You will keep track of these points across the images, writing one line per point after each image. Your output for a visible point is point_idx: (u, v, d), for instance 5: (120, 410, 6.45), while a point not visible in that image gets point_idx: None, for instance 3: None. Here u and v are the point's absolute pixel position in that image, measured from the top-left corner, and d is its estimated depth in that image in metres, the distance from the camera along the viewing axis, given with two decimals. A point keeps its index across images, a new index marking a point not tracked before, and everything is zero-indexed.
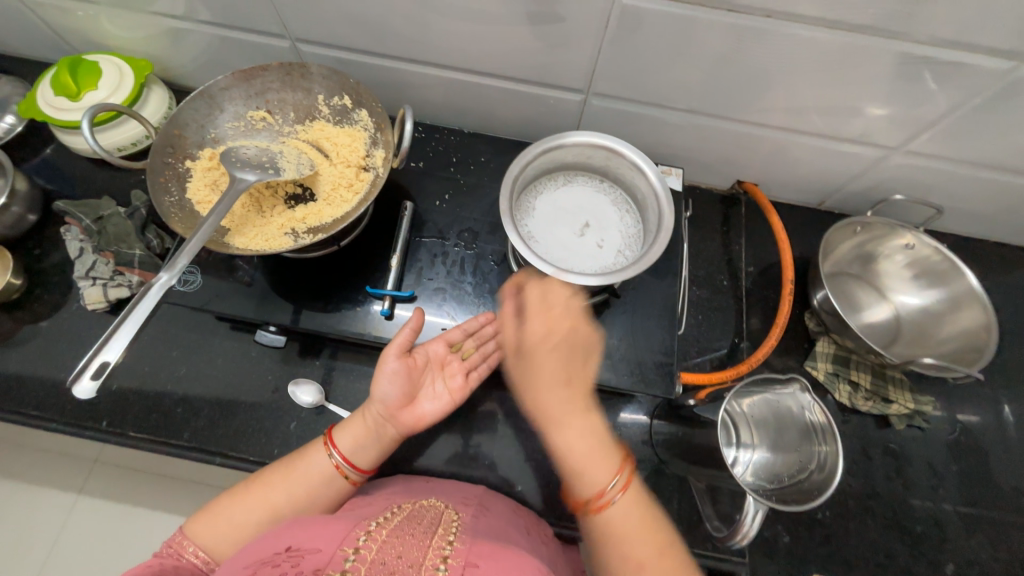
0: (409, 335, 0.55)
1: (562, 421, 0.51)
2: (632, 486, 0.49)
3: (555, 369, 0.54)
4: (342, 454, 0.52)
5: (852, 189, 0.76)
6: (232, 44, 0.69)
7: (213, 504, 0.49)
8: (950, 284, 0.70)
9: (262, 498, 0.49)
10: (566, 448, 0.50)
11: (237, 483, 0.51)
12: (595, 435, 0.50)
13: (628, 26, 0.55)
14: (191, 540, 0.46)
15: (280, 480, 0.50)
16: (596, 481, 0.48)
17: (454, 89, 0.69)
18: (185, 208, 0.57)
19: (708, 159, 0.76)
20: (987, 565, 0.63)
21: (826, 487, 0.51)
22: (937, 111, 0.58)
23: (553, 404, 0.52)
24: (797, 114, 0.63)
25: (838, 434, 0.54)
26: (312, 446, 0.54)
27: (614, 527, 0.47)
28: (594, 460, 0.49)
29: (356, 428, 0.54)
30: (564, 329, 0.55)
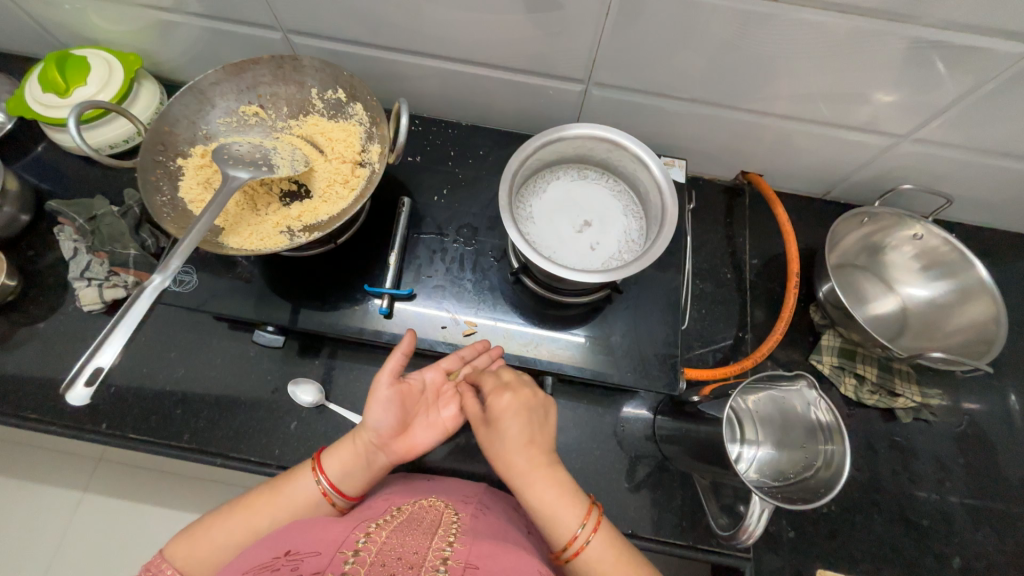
0: (401, 360, 0.53)
1: (532, 479, 0.46)
2: (603, 528, 0.45)
3: (522, 433, 0.48)
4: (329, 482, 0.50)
5: (858, 178, 0.74)
6: (223, 37, 0.67)
7: (195, 524, 0.48)
8: (958, 276, 0.68)
9: (245, 521, 0.48)
10: (534, 502, 0.45)
11: (219, 506, 0.50)
12: (562, 486, 0.46)
13: (629, 13, 0.53)
14: (170, 563, 0.46)
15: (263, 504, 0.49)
16: (564, 531, 0.44)
17: (451, 80, 0.68)
18: (177, 208, 0.55)
19: (711, 149, 0.74)
20: (992, 557, 0.63)
21: (832, 487, 0.51)
22: (949, 98, 0.56)
23: (520, 460, 0.47)
24: (803, 102, 0.62)
25: (846, 434, 0.52)
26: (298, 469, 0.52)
27: (592, 573, 0.43)
28: (561, 512, 0.45)
29: (343, 456, 0.52)
30: (528, 397, 0.50)
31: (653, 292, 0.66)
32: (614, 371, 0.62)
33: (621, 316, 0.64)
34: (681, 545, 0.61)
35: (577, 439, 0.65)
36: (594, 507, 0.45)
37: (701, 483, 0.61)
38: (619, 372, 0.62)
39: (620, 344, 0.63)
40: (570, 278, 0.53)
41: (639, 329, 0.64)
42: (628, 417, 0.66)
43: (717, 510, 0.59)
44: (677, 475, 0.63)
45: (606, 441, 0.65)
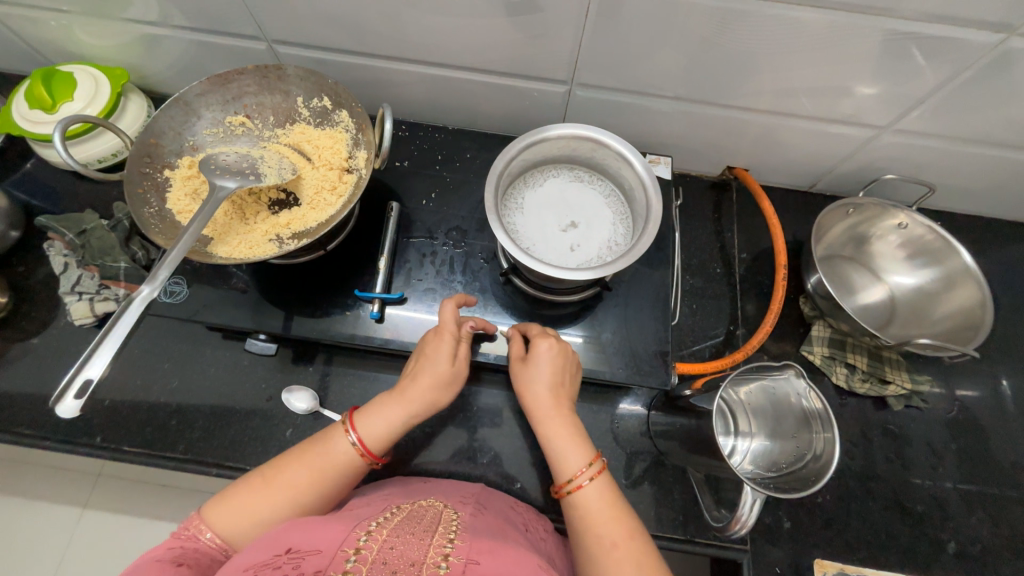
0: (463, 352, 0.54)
1: (556, 417, 0.51)
2: (604, 477, 0.49)
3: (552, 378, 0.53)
4: (376, 455, 0.51)
5: (842, 170, 0.75)
6: (209, 49, 0.68)
7: (229, 491, 0.47)
8: (943, 263, 0.69)
9: (282, 493, 0.47)
10: (549, 437, 0.51)
11: (252, 472, 0.49)
12: (571, 430, 0.51)
13: (609, 14, 0.54)
14: (210, 527, 0.45)
15: (304, 476, 0.48)
16: (572, 464, 0.49)
17: (436, 85, 0.68)
18: (166, 219, 0.56)
19: (696, 146, 0.75)
20: (988, 541, 0.63)
21: (822, 475, 0.51)
22: (926, 88, 0.57)
23: (543, 400, 0.52)
24: (785, 97, 0.62)
25: (836, 421, 0.53)
26: (335, 437, 0.51)
27: (586, 511, 0.47)
28: (569, 449, 0.50)
29: (389, 431, 0.51)
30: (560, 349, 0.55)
31: (643, 288, 0.66)
32: (605, 368, 0.62)
33: (612, 313, 0.65)
34: (678, 539, 0.61)
35: None
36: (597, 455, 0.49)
37: (696, 476, 0.62)
38: (611, 369, 0.62)
39: (611, 341, 0.63)
40: (559, 275, 0.54)
41: (629, 325, 0.64)
42: (622, 413, 0.66)
43: (711, 501, 0.60)
44: (673, 470, 0.64)
45: (602, 438, 0.65)
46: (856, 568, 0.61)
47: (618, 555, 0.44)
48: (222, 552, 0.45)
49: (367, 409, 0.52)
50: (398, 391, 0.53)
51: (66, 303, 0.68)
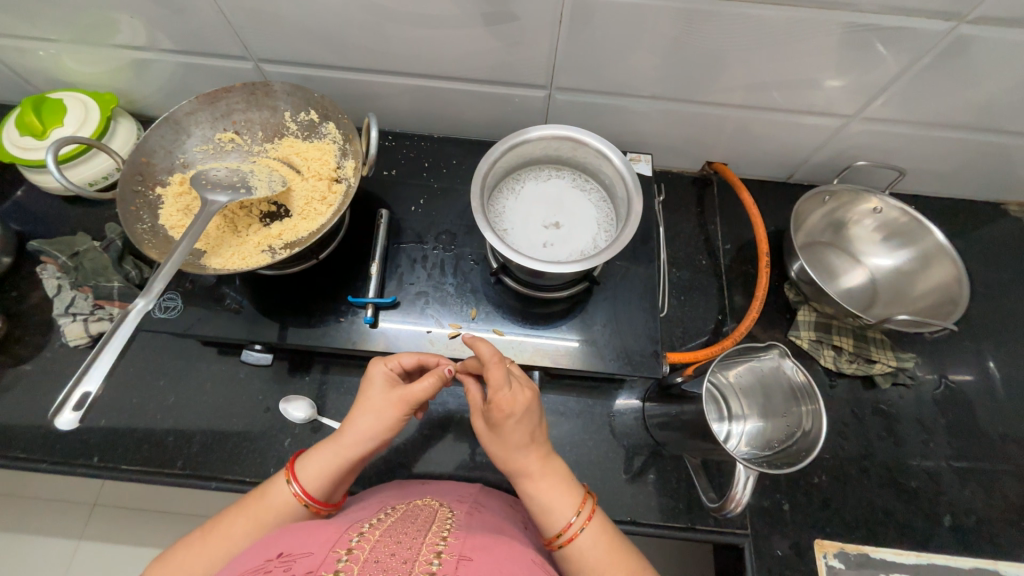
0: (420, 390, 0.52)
1: (531, 474, 0.47)
2: (597, 520, 0.47)
3: (514, 437, 0.47)
4: (319, 500, 0.49)
5: (816, 160, 0.78)
6: (196, 70, 0.69)
7: (172, 548, 0.46)
8: (918, 243, 0.71)
9: (220, 548, 0.45)
10: (531, 493, 0.47)
11: (191, 532, 0.47)
12: (556, 481, 0.48)
13: (582, 20, 0.56)
14: None
15: (244, 527, 0.47)
16: (559, 518, 0.46)
17: (419, 95, 0.70)
18: (159, 235, 0.57)
19: (675, 143, 0.77)
20: (983, 513, 0.64)
21: (809, 452, 0.52)
22: (887, 76, 0.60)
23: (522, 459, 0.48)
24: (756, 91, 0.65)
25: (819, 393, 0.55)
26: (274, 486, 0.49)
27: (583, 560, 0.45)
28: (558, 499, 0.47)
29: (330, 473, 0.50)
30: (524, 395, 0.48)
31: (630, 282, 0.67)
32: (598, 361, 0.63)
33: (601, 307, 0.66)
34: (680, 527, 0.61)
35: (571, 432, 0.66)
36: (587, 497, 0.47)
37: (692, 462, 0.62)
38: (603, 362, 0.63)
39: (602, 334, 0.64)
40: (546, 270, 0.55)
41: (619, 318, 0.65)
42: (619, 407, 0.67)
43: (706, 485, 0.60)
44: (669, 459, 0.64)
45: (598, 432, 0.66)
46: (855, 546, 0.62)
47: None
48: None
49: (308, 455, 0.51)
50: (341, 435, 0.51)
51: (59, 325, 0.68)
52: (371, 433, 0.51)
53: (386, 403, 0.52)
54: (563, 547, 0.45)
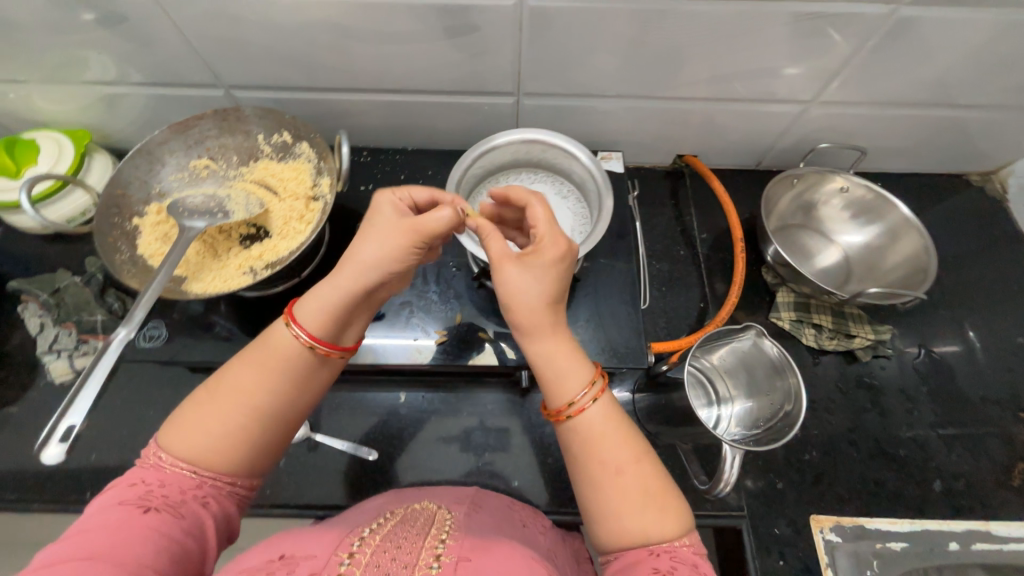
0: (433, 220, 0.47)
1: (544, 335, 0.45)
2: (605, 397, 0.44)
3: (541, 289, 0.45)
4: (330, 342, 0.46)
5: (782, 146, 0.80)
6: (169, 102, 0.70)
7: (181, 413, 0.42)
8: (885, 217, 0.74)
9: (239, 401, 0.42)
10: (541, 358, 0.45)
11: (196, 390, 0.43)
12: (566, 354, 0.45)
13: (541, 26, 0.58)
14: (169, 451, 0.40)
15: (253, 377, 0.43)
16: (568, 389, 0.43)
17: (391, 110, 0.72)
18: (138, 264, 0.57)
19: (645, 140, 0.79)
20: (971, 475, 0.66)
21: (792, 426, 0.54)
22: (838, 61, 0.63)
23: (539, 315, 0.45)
24: (717, 83, 0.67)
25: (797, 370, 0.56)
26: (274, 329, 0.45)
27: (588, 434, 0.42)
28: (566, 369, 0.44)
29: (333, 313, 0.45)
30: (560, 249, 0.47)
31: (610, 276, 0.69)
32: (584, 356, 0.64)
33: (584, 303, 0.67)
34: None
35: None
36: (598, 373, 0.44)
37: (684, 448, 0.63)
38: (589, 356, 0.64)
39: (587, 329, 0.65)
40: None
41: (601, 312, 0.66)
42: None
43: (698, 470, 0.62)
44: (664, 448, 0.64)
45: None
46: (851, 518, 0.63)
47: (626, 477, 0.41)
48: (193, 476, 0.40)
49: (308, 296, 0.46)
50: (344, 268, 0.46)
51: (43, 365, 0.68)
52: (379, 264, 0.46)
53: (394, 230, 0.47)
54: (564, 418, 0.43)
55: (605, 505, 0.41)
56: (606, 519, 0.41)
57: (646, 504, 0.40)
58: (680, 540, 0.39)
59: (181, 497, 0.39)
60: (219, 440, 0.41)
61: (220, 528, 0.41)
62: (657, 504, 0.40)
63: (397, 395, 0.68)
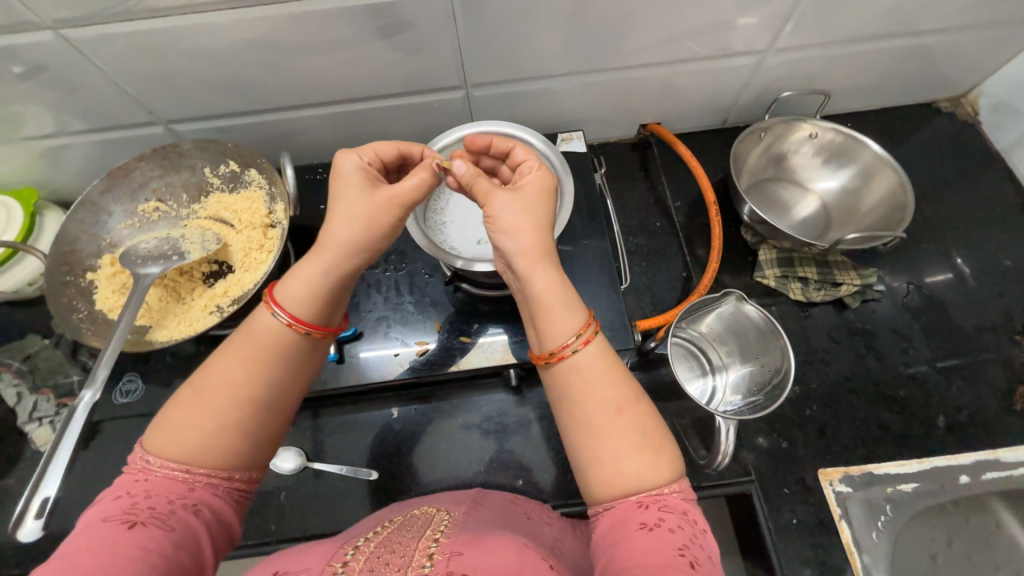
0: (409, 186, 0.46)
1: (536, 268, 0.43)
2: (599, 340, 0.42)
3: (535, 218, 0.45)
4: (313, 324, 0.43)
5: (745, 100, 0.78)
6: (110, 146, 0.68)
7: (164, 414, 0.40)
8: (858, 158, 0.72)
9: (225, 396, 0.40)
10: (538, 296, 0.43)
11: (180, 388, 0.41)
12: (556, 296, 0.42)
13: (475, 13, 0.56)
14: (155, 456, 0.39)
15: (240, 370, 0.41)
16: (557, 333, 0.41)
17: (340, 122, 0.69)
18: (98, 320, 0.56)
19: (605, 114, 0.77)
20: (973, 406, 0.65)
21: (785, 386, 0.54)
22: (788, 4, 0.60)
23: (530, 242, 0.44)
24: (668, 46, 0.65)
25: (782, 328, 0.56)
26: (257, 316, 0.42)
27: (584, 378, 0.41)
28: (561, 311, 0.42)
29: (318, 292, 0.43)
30: (542, 181, 0.47)
31: (587, 259, 0.67)
32: None
33: None
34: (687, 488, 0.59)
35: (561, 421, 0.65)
36: (591, 320, 0.42)
37: (682, 422, 0.62)
38: None
39: None
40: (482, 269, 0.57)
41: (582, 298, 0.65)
42: None
43: (698, 442, 0.61)
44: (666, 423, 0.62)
45: None
46: (858, 466, 0.62)
47: (616, 422, 0.40)
48: (183, 480, 0.38)
49: (286, 277, 0.44)
50: (324, 247, 0.44)
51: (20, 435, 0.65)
52: (358, 232, 0.44)
53: (370, 202, 0.45)
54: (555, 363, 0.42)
55: (594, 453, 0.39)
56: (595, 466, 0.39)
57: (636, 451, 0.39)
58: (669, 487, 0.39)
59: (172, 505, 0.37)
60: (209, 438, 0.39)
61: (217, 530, 0.39)
62: (647, 451, 0.39)
63: (389, 411, 0.67)
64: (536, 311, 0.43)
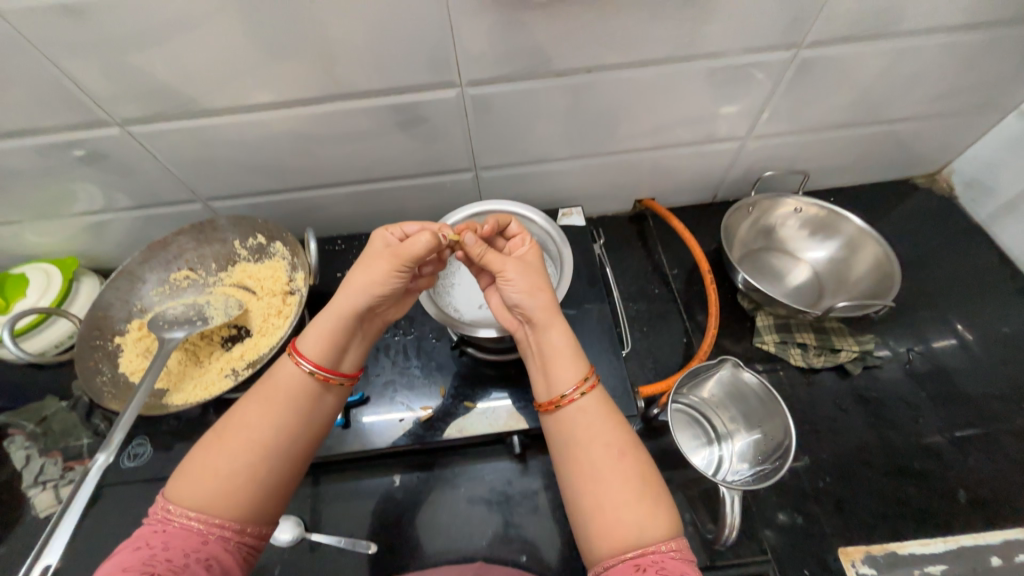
0: (417, 245, 0.49)
1: (545, 325, 0.47)
2: (598, 389, 0.45)
3: (535, 278, 0.49)
4: (344, 374, 0.50)
5: (732, 178, 0.84)
6: (151, 221, 0.75)
7: (189, 461, 0.43)
8: (842, 230, 0.76)
9: (243, 439, 0.43)
10: (551, 347, 0.47)
11: (205, 434, 0.44)
12: (563, 347, 0.46)
13: (483, 110, 0.64)
14: (175, 503, 0.41)
15: (262, 417, 0.45)
16: (563, 380, 0.45)
17: (360, 199, 0.76)
18: (119, 382, 0.58)
19: (603, 191, 0.84)
20: (993, 480, 0.63)
21: (787, 458, 0.54)
22: (762, 99, 0.68)
23: (542, 300, 0.48)
24: (657, 134, 0.72)
25: (779, 397, 0.57)
26: (281, 365, 0.48)
27: (581, 423, 0.43)
28: (568, 358, 0.46)
29: (332, 342, 0.49)
30: (531, 251, 0.53)
31: (588, 325, 0.69)
32: None
33: None
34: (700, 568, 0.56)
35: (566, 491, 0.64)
36: (591, 368, 0.45)
37: (689, 493, 0.61)
38: None
39: None
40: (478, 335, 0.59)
41: None
42: None
43: (705, 515, 0.59)
44: (676, 495, 0.60)
45: None
46: (880, 545, 0.59)
47: (617, 468, 0.41)
48: (196, 529, 0.39)
49: (306, 331, 0.49)
50: (337, 310, 0.49)
51: (16, 500, 0.64)
52: (364, 289, 0.49)
53: (378, 259, 0.50)
54: (561, 409, 0.45)
55: (595, 502, 0.40)
56: (596, 516, 0.40)
57: (635, 499, 0.39)
58: (667, 544, 0.37)
59: (187, 558, 0.38)
60: (225, 481, 0.41)
61: None
62: (646, 501, 0.39)
63: (391, 478, 0.66)
64: (547, 359, 0.47)
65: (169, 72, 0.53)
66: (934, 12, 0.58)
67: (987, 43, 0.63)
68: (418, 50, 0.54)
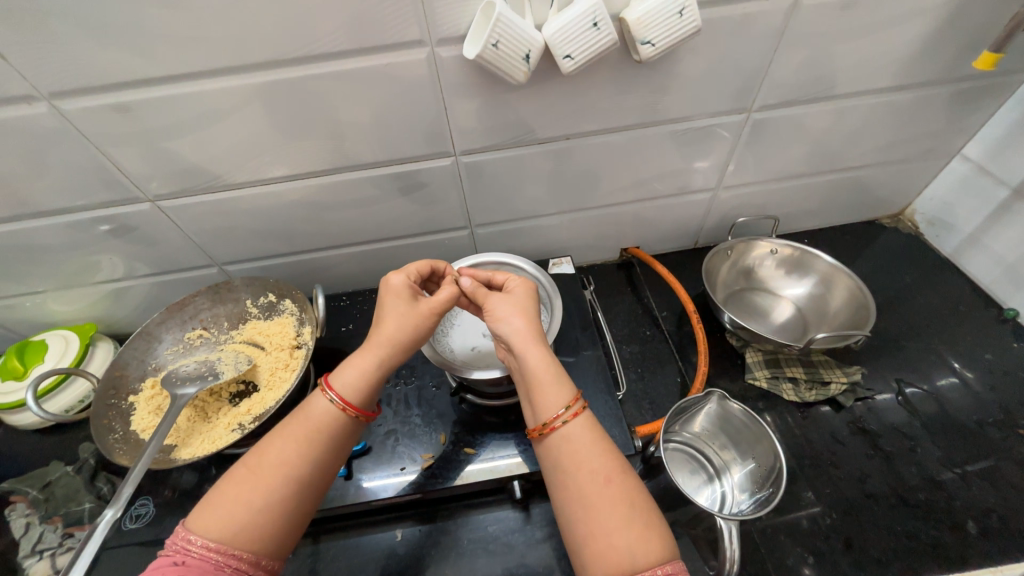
0: (444, 298, 0.56)
1: (525, 349, 0.51)
2: (586, 414, 0.48)
3: (527, 312, 0.54)
4: (359, 407, 0.51)
5: (709, 225, 0.91)
6: (169, 285, 0.80)
7: (213, 492, 0.45)
8: (815, 268, 0.81)
9: (269, 466, 0.46)
10: (530, 370, 0.49)
11: (234, 466, 0.47)
12: (544, 372, 0.49)
13: (475, 175, 0.71)
14: (195, 534, 0.42)
15: (288, 447, 0.47)
16: (546, 408, 0.47)
17: (365, 258, 0.82)
18: (130, 440, 0.60)
19: (590, 242, 0.90)
20: (1002, 509, 0.62)
21: (781, 482, 0.55)
22: (725, 155, 0.76)
23: (523, 326, 0.52)
24: (635, 188, 0.79)
25: (765, 423, 0.59)
26: (314, 398, 0.50)
27: (571, 447, 0.46)
28: (551, 384, 0.48)
29: (367, 381, 0.52)
30: (522, 286, 0.57)
31: (583, 367, 0.72)
32: None
33: None
34: None
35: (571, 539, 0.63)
36: (576, 394, 0.48)
37: (694, 534, 0.60)
38: None
39: None
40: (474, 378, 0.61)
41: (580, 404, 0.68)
42: None
43: (709, 554, 0.58)
44: (682, 538, 0.60)
45: None
46: None
47: (605, 493, 0.43)
48: (209, 563, 0.40)
49: (341, 367, 0.52)
50: (374, 342, 0.53)
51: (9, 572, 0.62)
52: (396, 337, 0.53)
53: (413, 312, 0.54)
54: (547, 434, 0.47)
55: (588, 526, 0.42)
56: (590, 539, 0.41)
57: (624, 525, 0.41)
58: (661, 567, 0.39)
59: None
60: (247, 512, 0.43)
61: None
62: (636, 526, 0.41)
63: (392, 533, 0.65)
64: (531, 384, 0.49)
65: (199, 153, 0.61)
66: (863, 78, 0.67)
67: (916, 101, 0.72)
68: (417, 127, 0.62)
